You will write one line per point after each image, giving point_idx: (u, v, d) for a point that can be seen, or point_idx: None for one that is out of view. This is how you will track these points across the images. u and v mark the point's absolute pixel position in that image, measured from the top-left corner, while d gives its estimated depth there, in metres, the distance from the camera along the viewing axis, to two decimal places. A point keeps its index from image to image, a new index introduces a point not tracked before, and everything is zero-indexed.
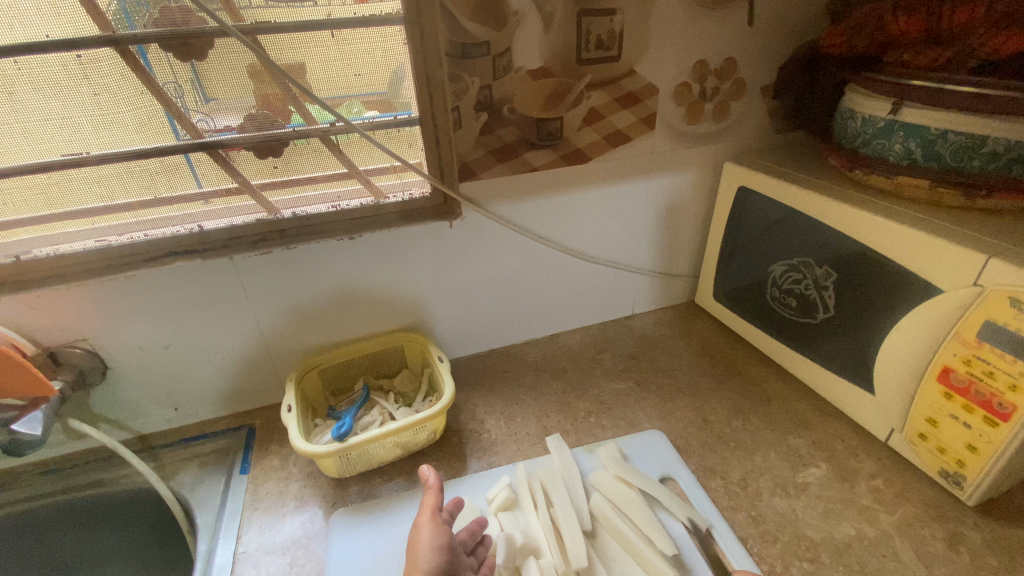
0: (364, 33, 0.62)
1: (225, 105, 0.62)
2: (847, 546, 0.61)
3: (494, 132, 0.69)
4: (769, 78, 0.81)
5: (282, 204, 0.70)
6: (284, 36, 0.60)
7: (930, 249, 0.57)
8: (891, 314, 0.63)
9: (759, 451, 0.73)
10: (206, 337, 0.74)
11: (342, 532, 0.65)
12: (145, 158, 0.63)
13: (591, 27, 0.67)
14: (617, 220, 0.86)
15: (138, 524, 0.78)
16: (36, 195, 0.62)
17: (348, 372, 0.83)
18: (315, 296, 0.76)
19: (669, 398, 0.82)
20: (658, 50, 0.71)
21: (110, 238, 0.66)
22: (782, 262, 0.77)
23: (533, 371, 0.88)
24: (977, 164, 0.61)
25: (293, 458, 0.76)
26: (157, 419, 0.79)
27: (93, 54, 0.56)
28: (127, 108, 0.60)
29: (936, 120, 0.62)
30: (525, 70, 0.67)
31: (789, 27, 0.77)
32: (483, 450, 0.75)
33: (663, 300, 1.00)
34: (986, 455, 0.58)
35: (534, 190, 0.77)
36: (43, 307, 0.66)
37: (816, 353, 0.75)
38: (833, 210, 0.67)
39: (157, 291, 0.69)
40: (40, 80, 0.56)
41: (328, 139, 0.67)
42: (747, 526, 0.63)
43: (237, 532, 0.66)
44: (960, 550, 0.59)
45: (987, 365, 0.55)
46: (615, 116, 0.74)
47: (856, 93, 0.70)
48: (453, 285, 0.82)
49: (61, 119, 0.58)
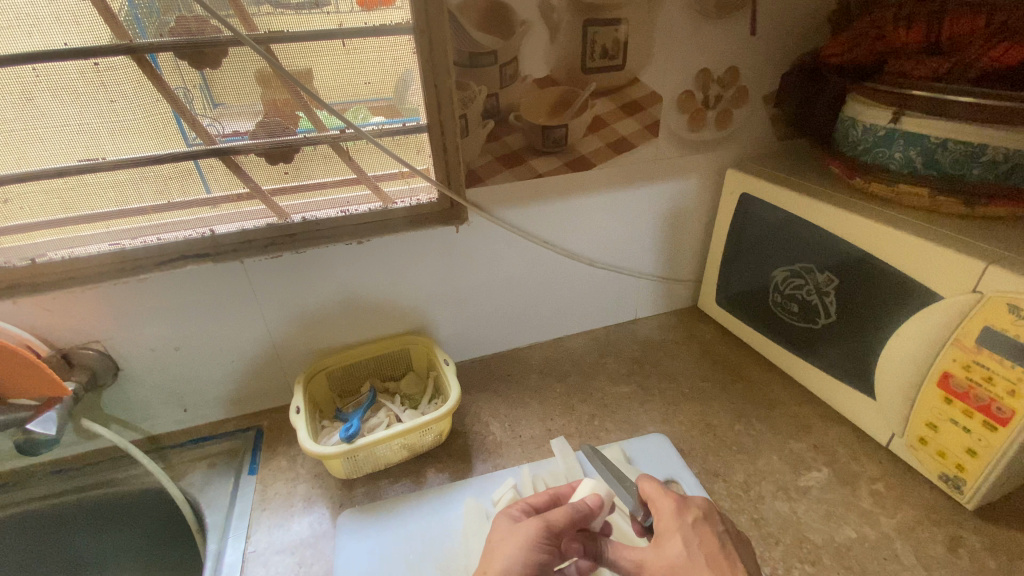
0: (375, 42, 0.64)
1: (234, 110, 0.63)
2: (848, 549, 0.61)
3: (500, 139, 0.71)
4: (771, 86, 0.82)
5: (293, 209, 0.71)
6: (295, 44, 0.61)
7: (930, 256, 0.58)
8: (892, 319, 0.64)
9: (761, 454, 0.73)
10: (216, 339, 0.75)
11: (349, 533, 0.66)
12: (159, 163, 0.64)
13: (596, 37, 0.68)
14: (622, 225, 0.87)
15: (148, 523, 0.80)
16: (53, 199, 0.63)
17: (355, 374, 0.84)
18: (323, 299, 0.77)
19: (672, 402, 0.83)
20: (662, 59, 0.73)
21: (123, 242, 0.67)
22: (784, 268, 0.78)
23: (537, 374, 0.89)
24: (976, 173, 0.62)
25: (301, 459, 0.77)
26: (167, 420, 0.80)
27: (110, 62, 0.57)
28: (142, 115, 0.61)
29: (935, 130, 0.63)
30: (532, 78, 0.68)
31: (790, 36, 0.79)
32: (488, 452, 0.76)
33: (666, 305, 1.01)
34: (985, 459, 0.58)
35: (539, 195, 0.78)
36: (57, 309, 0.67)
37: (818, 357, 0.76)
38: (834, 216, 0.68)
39: (169, 294, 0.70)
40: (58, 87, 0.57)
41: (338, 145, 0.68)
42: (749, 528, 0.64)
43: (247, 532, 0.67)
44: (959, 553, 0.60)
45: (986, 370, 0.56)
46: (619, 123, 0.75)
47: (858, 102, 0.71)
48: (458, 289, 0.83)
49: (78, 126, 0.60)
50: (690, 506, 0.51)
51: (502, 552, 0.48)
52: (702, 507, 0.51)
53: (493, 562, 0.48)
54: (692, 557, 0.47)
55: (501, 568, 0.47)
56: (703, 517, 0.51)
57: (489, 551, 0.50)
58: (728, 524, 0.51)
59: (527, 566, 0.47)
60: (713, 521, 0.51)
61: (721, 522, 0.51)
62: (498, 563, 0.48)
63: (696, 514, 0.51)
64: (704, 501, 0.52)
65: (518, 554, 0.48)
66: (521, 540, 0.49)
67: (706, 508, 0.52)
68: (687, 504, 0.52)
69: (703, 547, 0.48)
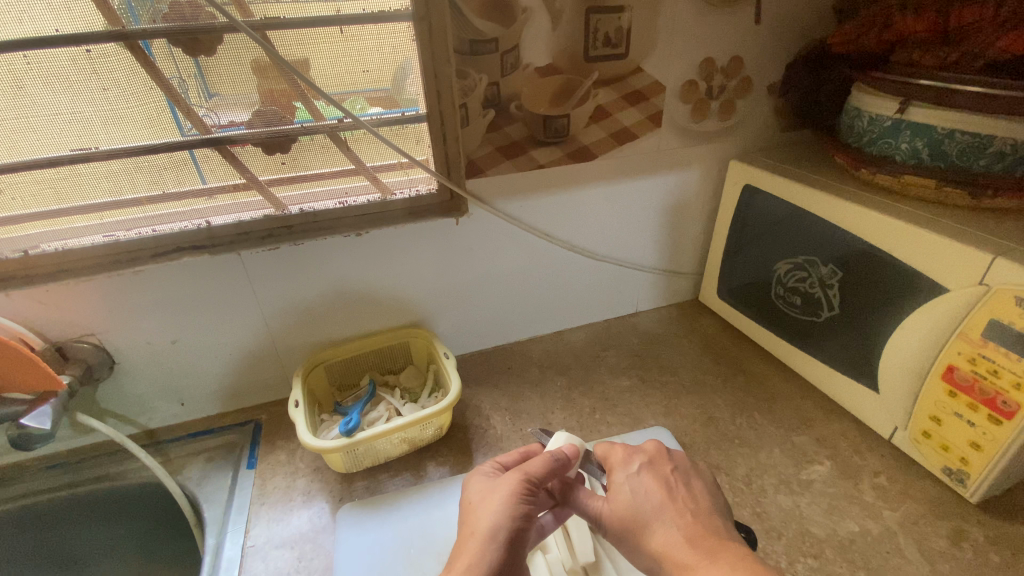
0: (372, 29, 0.62)
1: (230, 101, 0.62)
2: (851, 542, 0.61)
3: (500, 129, 0.69)
4: (775, 77, 0.81)
5: (289, 200, 0.70)
6: (291, 31, 0.60)
7: (935, 248, 0.58)
8: (897, 311, 0.63)
9: (763, 448, 0.73)
10: (212, 332, 0.74)
11: (349, 526, 0.65)
12: (154, 153, 0.63)
13: (598, 24, 0.67)
14: (622, 217, 0.86)
15: (146, 517, 0.79)
16: (45, 189, 0.62)
17: (354, 367, 0.83)
18: (320, 292, 0.76)
19: (674, 396, 0.82)
20: (664, 48, 0.72)
21: (118, 233, 0.66)
22: (787, 260, 0.77)
23: (538, 367, 0.88)
24: (983, 164, 0.61)
25: (300, 453, 0.76)
26: (164, 414, 0.79)
27: (102, 48, 0.56)
28: (136, 104, 0.60)
29: (941, 120, 0.62)
30: (533, 67, 0.67)
31: (794, 26, 0.77)
32: (489, 445, 0.76)
33: (668, 298, 1.00)
34: (990, 453, 0.58)
35: (540, 186, 0.77)
36: (52, 302, 0.66)
37: (821, 351, 0.76)
38: (838, 207, 0.67)
39: (164, 286, 0.69)
40: (49, 74, 0.56)
41: (336, 135, 0.67)
42: (753, 521, 0.64)
43: (245, 526, 0.67)
44: (963, 547, 0.60)
45: (992, 364, 0.55)
46: (622, 113, 0.74)
47: (864, 92, 0.70)
48: (458, 283, 0.83)
49: (70, 114, 0.58)
50: (639, 453, 0.52)
51: (485, 511, 0.47)
52: (650, 453, 0.52)
53: (477, 523, 0.47)
54: (639, 504, 0.47)
55: (487, 527, 0.46)
56: (650, 462, 0.51)
57: (472, 510, 0.49)
58: (677, 461, 0.52)
59: (511, 520, 0.47)
60: (660, 463, 0.51)
61: (668, 463, 0.51)
62: (482, 522, 0.46)
63: (643, 460, 0.51)
64: (654, 446, 0.53)
65: (501, 510, 0.47)
66: (503, 495, 0.48)
67: (655, 452, 0.53)
68: (636, 451, 0.53)
69: (650, 491, 0.48)
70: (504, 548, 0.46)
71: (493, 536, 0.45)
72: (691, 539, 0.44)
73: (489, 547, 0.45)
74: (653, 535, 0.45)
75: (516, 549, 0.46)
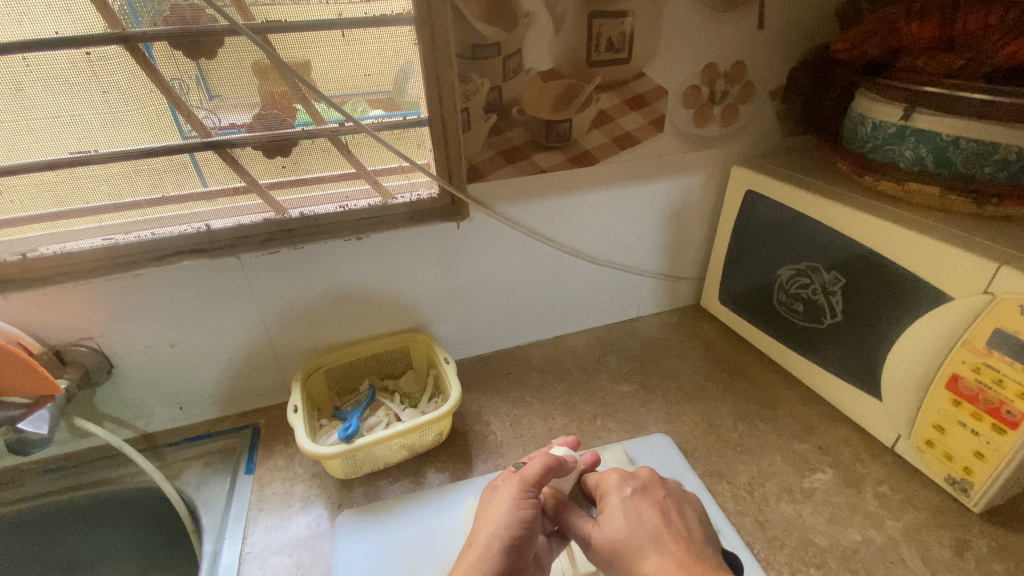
0: (375, 33, 0.62)
1: (231, 102, 0.61)
2: (854, 552, 0.61)
3: (503, 134, 0.69)
4: (778, 82, 0.81)
5: (290, 204, 0.69)
6: (293, 35, 0.59)
7: (939, 255, 0.58)
8: (899, 319, 0.63)
9: (765, 455, 0.73)
10: (211, 336, 0.74)
11: (348, 534, 0.64)
12: (154, 156, 0.62)
13: (601, 29, 0.66)
14: (623, 222, 0.85)
15: (143, 523, 0.79)
16: (43, 193, 0.61)
17: (354, 372, 0.83)
18: (320, 296, 0.76)
19: (675, 402, 0.82)
20: (667, 52, 0.71)
21: (116, 237, 0.65)
22: (789, 266, 0.77)
23: (538, 372, 0.88)
24: (988, 172, 0.61)
25: (299, 458, 0.76)
26: (162, 418, 0.79)
27: (102, 51, 0.56)
28: (135, 107, 0.59)
29: (947, 128, 0.62)
30: (536, 71, 0.66)
31: (798, 31, 0.77)
32: (489, 452, 0.75)
33: (670, 303, 1.00)
34: (993, 463, 0.58)
35: (541, 191, 0.77)
36: (49, 306, 0.66)
37: (823, 358, 0.75)
38: (840, 214, 0.67)
39: (164, 291, 0.68)
40: (49, 78, 0.56)
41: (337, 139, 0.66)
42: (754, 531, 0.63)
43: (243, 533, 0.66)
44: (966, 557, 0.60)
45: (997, 373, 0.55)
46: (624, 118, 0.74)
47: (867, 99, 0.69)
48: (458, 287, 0.82)
49: (70, 117, 0.58)
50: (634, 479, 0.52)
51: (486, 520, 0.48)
52: (644, 478, 0.52)
53: (476, 535, 0.47)
54: (632, 529, 0.47)
55: (483, 539, 0.46)
56: (643, 487, 0.51)
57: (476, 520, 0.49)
58: (669, 488, 0.52)
59: (508, 529, 0.46)
60: (654, 488, 0.51)
61: (661, 490, 0.51)
62: (480, 534, 0.47)
63: (636, 485, 0.51)
64: (648, 474, 0.53)
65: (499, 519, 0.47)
66: (501, 505, 0.48)
67: (648, 478, 0.52)
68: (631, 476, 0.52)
69: (644, 518, 0.48)
70: (504, 551, 0.45)
71: (489, 547, 0.45)
72: (683, 565, 0.44)
73: (486, 557, 0.45)
74: (644, 563, 0.44)
75: (518, 553, 0.46)
